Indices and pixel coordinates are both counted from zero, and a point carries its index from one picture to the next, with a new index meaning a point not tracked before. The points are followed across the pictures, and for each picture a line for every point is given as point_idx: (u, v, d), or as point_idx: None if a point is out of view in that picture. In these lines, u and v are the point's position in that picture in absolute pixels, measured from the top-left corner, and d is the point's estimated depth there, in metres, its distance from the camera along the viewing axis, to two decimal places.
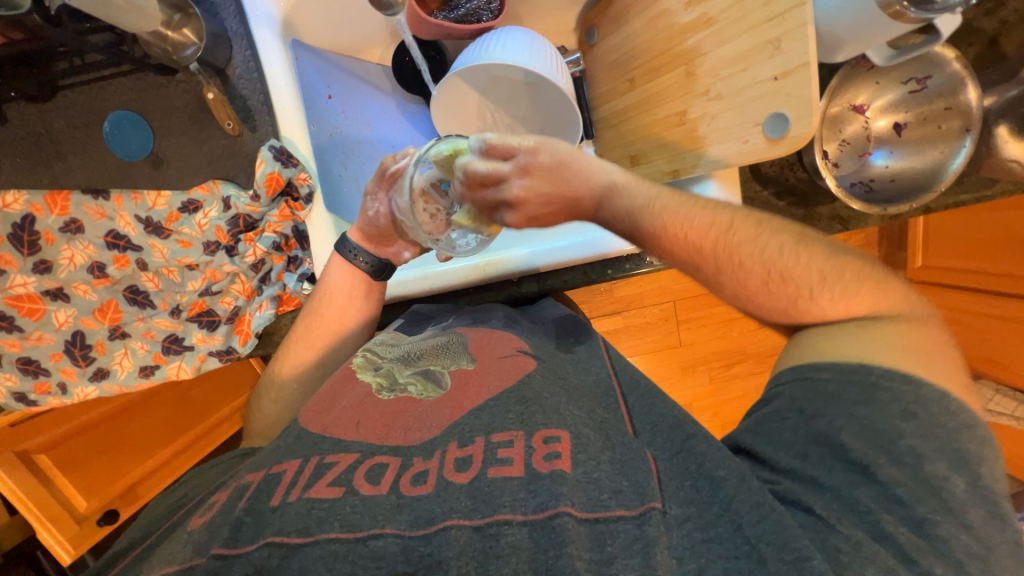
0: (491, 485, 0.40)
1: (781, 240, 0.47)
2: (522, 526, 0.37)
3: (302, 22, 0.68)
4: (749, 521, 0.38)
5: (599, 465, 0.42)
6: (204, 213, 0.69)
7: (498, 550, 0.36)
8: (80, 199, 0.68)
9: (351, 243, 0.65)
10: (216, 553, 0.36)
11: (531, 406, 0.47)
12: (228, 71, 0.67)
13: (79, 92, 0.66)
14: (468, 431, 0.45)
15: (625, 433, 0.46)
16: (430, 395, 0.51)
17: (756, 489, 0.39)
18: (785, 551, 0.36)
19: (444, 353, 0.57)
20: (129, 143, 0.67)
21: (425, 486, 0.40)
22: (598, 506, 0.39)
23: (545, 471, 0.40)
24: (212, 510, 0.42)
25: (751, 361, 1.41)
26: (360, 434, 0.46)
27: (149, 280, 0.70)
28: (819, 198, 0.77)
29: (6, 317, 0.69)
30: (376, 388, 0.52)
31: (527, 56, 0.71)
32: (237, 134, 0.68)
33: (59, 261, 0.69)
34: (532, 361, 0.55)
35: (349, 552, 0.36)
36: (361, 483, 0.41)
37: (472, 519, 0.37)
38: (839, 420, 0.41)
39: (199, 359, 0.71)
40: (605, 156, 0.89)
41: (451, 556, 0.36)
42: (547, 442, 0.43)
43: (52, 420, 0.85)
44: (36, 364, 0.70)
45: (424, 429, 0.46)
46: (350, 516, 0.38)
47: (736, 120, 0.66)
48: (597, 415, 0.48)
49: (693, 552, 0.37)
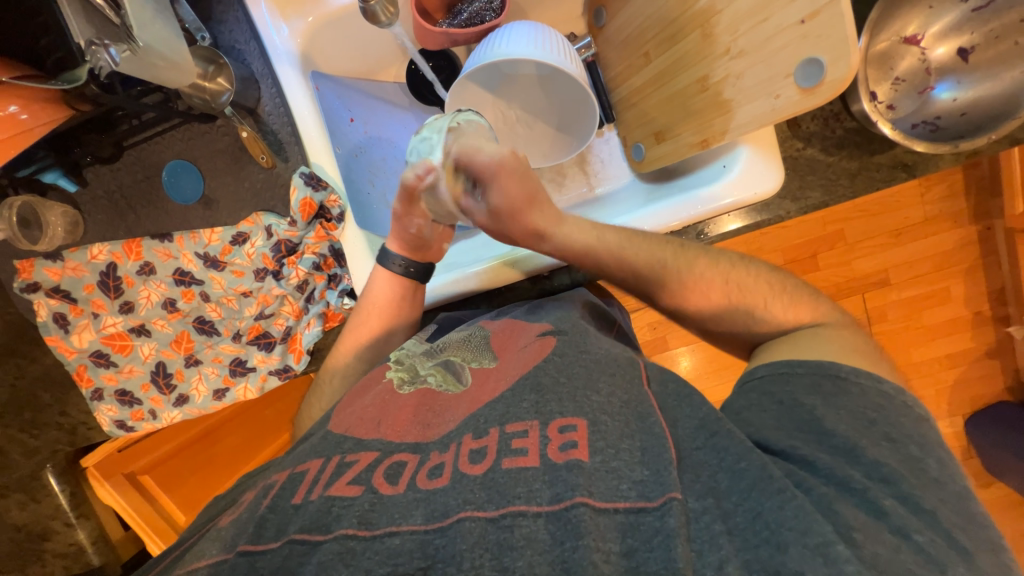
0: (506, 476, 0.40)
1: (729, 251, 0.56)
2: (537, 517, 0.38)
3: (319, 55, 0.74)
4: (771, 508, 0.38)
5: (619, 454, 0.41)
6: (252, 243, 0.75)
7: (512, 541, 0.36)
8: (150, 244, 0.76)
9: (393, 253, 0.68)
10: (242, 550, 0.40)
11: (546, 393, 0.48)
12: (259, 109, 0.72)
13: (141, 150, 0.74)
14: (483, 423, 0.46)
15: (645, 415, 0.45)
16: (449, 388, 0.55)
17: (777, 478, 0.40)
18: (807, 538, 0.36)
19: (467, 347, 0.61)
20: (184, 190, 0.74)
21: (441, 479, 0.41)
22: (618, 496, 0.38)
23: (561, 462, 0.41)
24: (240, 508, 0.46)
25: None
26: (379, 432, 0.48)
27: (212, 310, 0.77)
28: (876, 147, 0.69)
29: (103, 355, 0.79)
30: (398, 383, 0.56)
31: (533, 47, 0.70)
32: (271, 166, 0.73)
33: (139, 300, 0.78)
34: (554, 338, 0.56)
35: (366, 549, 0.37)
36: (380, 482, 0.42)
37: (485, 511, 0.38)
38: (817, 406, 0.46)
39: (261, 379, 0.77)
40: (631, 137, 0.86)
41: (464, 548, 0.36)
42: (562, 432, 0.43)
43: (151, 442, 0.97)
44: (130, 395, 0.80)
45: (442, 425, 0.48)
46: (367, 513, 0.39)
47: (764, 76, 0.61)
48: (618, 398, 0.47)
49: (712, 543, 0.37)
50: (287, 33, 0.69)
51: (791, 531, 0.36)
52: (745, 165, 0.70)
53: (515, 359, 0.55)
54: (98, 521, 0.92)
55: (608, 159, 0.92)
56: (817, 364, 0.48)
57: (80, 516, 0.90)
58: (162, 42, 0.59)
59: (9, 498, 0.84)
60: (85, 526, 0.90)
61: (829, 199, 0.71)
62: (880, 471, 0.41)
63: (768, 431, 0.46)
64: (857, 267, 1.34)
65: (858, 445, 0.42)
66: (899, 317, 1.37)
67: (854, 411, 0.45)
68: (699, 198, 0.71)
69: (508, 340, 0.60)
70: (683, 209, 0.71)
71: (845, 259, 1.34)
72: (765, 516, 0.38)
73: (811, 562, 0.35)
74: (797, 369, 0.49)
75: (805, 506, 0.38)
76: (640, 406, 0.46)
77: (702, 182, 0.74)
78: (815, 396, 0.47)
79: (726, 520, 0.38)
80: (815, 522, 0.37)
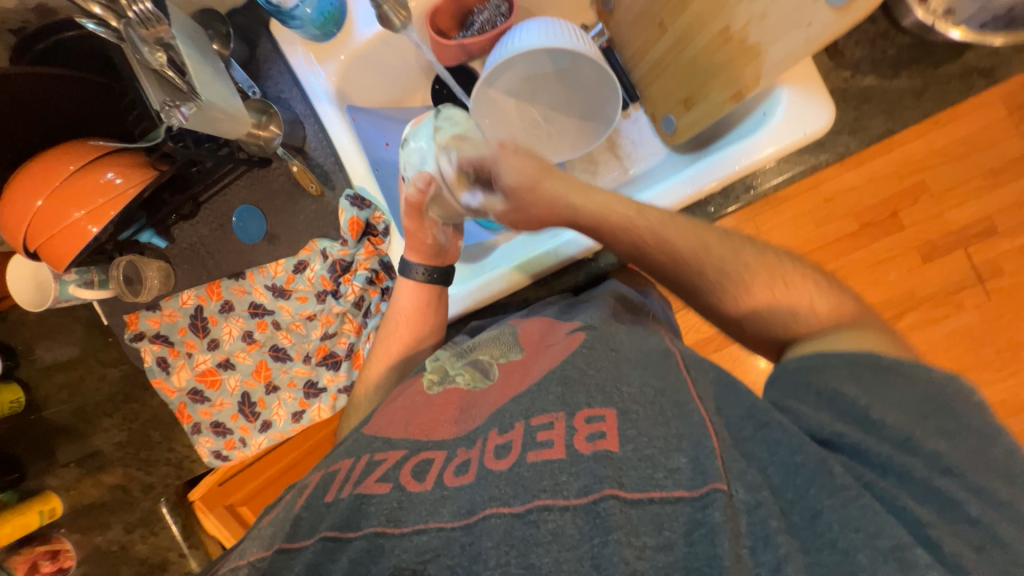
0: (531, 469, 0.43)
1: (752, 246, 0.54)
2: (563, 511, 0.40)
3: (351, 89, 0.81)
4: (832, 508, 0.37)
5: (652, 442, 0.42)
6: (311, 269, 0.80)
7: (537, 538, 0.39)
8: (228, 284, 0.84)
9: (412, 263, 0.72)
10: (279, 548, 0.45)
11: (573, 384, 0.50)
12: (306, 147, 0.80)
13: (215, 202, 0.84)
14: (508, 417, 0.49)
15: (682, 402, 0.46)
16: (476, 384, 0.58)
17: (837, 473, 0.39)
18: (883, 542, 0.35)
19: (496, 344, 0.63)
20: (250, 230, 0.82)
21: (466, 476, 0.45)
22: (652, 485, 0.40)
23: (587, 452, 0.43)
24: (276, 509, 0.51)
25: (926, 305, 1.24)
26: (406, 432, 0.54)
27: (284, 337, 0.84)
28: (940, 59, 0.62)
29: (198, 390, 0.87)
30: (428, 383, 0.61)
31: (545, 37, 0.73)
32: (320, 193, 0.79)
33: (223, 336, 0.86)
34: (583, 333, 0.57)
35: (394, 546, 0.42)
36: (407, 479, 0.47)
37: (511, 506, 0.41)
38: (862, 398, 0.43)
39: (333, 398, 0.83)
40: (659, 111, 0.85)
41: (490, 545, 0.39)
42: (590, 422, 0.45)
43: (244, 477, 1.04)
44: (223, 425, 0.87)
45: (470, 420, 0.53)
46: (395, 511, 0.44)
47: (789, 7, 0.58)
48: (652, 387, 0.48)
49: (769, 542, 0.36)
50: (323, 74, 0.77)
51: (860, 533, 0.36)
52: (789, 106, 0.65)
53: (544, 356, 0.57)
54: (206, 551, 0.99)
55: (639, 139, 0.90)
56: (852, 356, 0.45)
57: (191, 546, 0.98)
58: (221, 98, 0.68)
59: (134, 532, 0.93)
60: (195, 556, 0.97)
61: (894, 125, 0.64)
62: (943, 464, 0.39)
63: (810, 418, 0.44)
64: (952, 219, 1.20)
65: (913, 438, 0.40)
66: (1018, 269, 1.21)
67: (909, 403, 0.42)
68: (742, 150, 0.67)
69: (538, 335, 0.62)
70: (726, 163, 0.67)
71: (936, 212, 1.20)
72: (825, 516, 0.37)
73: (881, 565, 0.34)
74: (834, 364, 0.46)
75: (873, 504, 0.37)
76: (675, 393, 0.47)
77: (743, 134, 0.70)
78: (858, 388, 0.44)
79: (783, 518, 0.38)
80: (888, 523, 0.36)
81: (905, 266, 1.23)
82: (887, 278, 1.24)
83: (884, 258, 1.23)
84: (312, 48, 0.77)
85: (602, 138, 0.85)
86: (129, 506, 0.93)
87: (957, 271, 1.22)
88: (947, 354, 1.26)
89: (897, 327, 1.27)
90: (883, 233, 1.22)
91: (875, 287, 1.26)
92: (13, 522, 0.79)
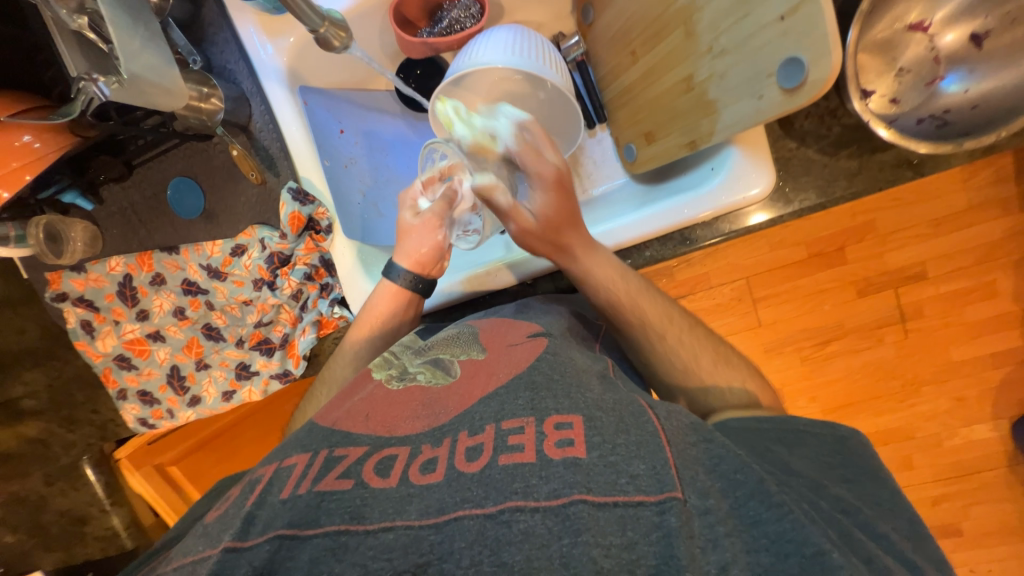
0: (502, 472, 0.46)
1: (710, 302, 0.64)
2: (534, 512, 0.43)
3: (306, 69, 0.76)
4: (770, 520, 0.43)
5: (615, 448, 0.47)
6: (248, 255, 0.78)
7: (509, 536, 0.42)
8: (160, 256, 0.82)
9: (399, 268, 0.73)
10: (227, 546, 0.45)
11: (541, 390, 0.55)
12: (250, 126, 0.76)
13: (147, 168, 0.79)
14: (479, 419, 0.53)
15: (637, 412, 0.52)
16: (437, 381, 0.62)
17: (774, 492, 0.45)
18: (805, 549, 0.41)
19: (456, 343, 0.69)
20: (186, 205, 0.79)
21: (433, 475, 0.48)
22: (616, 490, 0.44)
23: (557, 458, 0.47)
24: (225, 504, 0.51)
25: (852, 337, 1.33)
26: (368, 427, 0.55)
27: (218, 318, 0.83)
28: (878, 145, 0.66)
29: (125, 358, 0.86)
30: (387, 379, 0.63)
31: (509, 54, 0.70)
32: (261, 182, 0.76)
33: (153, 308, 0.84)
34: (544, 339, 0.64)
35: (359, 544, 0.44)
36: (371, 476, 0.49)
37: (484, 508, 0.44)
38: (785, 454, 0.51)
39: (264, 383, 0.82)
40: (623, 137, 0.84)
41: (462, 545, 0.42)
42: (559, 428, 0.50)
43: (173, 438, 1.03)
44: (150, 395, 0.87)
45: (432, 417, 0.55)
46: (360, 508, 0.46)
47: (748, 75, 0.59)
48: (609, 399, 0.54)
49: (717, 544, 0.42)
50: (273, 51, 0.72)
51: (790, 543, 0.41)
52: (734, 167, 0.67)
53: (508, 358, 0.62)
54: (130, 507, 1.04)
55: (600, 160, 0.91)
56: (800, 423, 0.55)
57: (114, 503, 1.02)
58: (152, 70, 0.62)
59: (55, 486, 0.95)
60: (118, 512, 1.03)
61: (826, 201, 0.68)
62: (842, 504, 0.47)
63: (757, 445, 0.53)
64: (890, 260, 1.25)
65: (822, 484, 0.49)
66: (936, 313, 1.29)
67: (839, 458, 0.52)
68: (688, 202, 0.70)
69: (495, 335, 0.68)
70: (669, 214, 0.71)
71: (875, 252, 1.24)
72: (765, 525, 0.43)
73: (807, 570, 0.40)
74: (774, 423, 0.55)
75: (801, 518, 0.43)
76: (631, 405, 0.53)
77: (690, 185, 0.72)
78: (783, 446, 0.53)
79: (732, 523, 0.43)
80: (812, 532, 0.42)
81: (840, 299, 1.29)
82: (822, 308, 1.31)
83: (822, 288, 1.29)
84: (264, 20, 0.72)
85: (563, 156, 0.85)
86: (48, 459, 0.94)
87: (884, 310, 1.30)
88: (866, 380, 1.36)
89: (824, 353, 1.36)
90: (827, 265, 1.26)
91: (811, 316, 1.32)
92: None
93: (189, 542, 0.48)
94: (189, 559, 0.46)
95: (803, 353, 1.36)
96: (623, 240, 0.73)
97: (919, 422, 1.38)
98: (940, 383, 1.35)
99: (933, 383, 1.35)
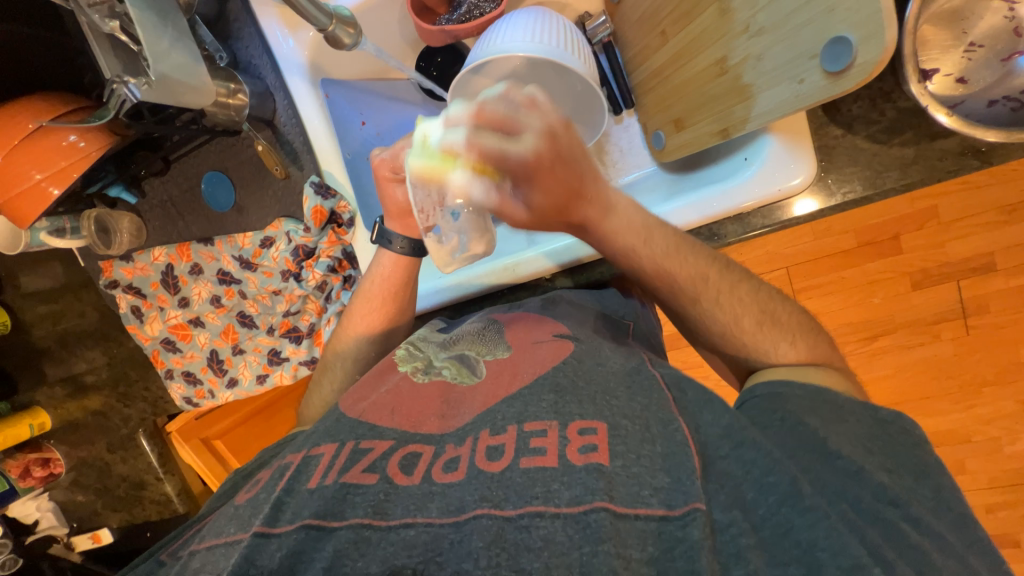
0: (525, 474, 0.43)
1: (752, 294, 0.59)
2: (555, 518, 0.40)
3: (330, 62, 0.75)
4: (802, 527, 0.39)
5: (639, 460, 0.44)
6: (276, 247, 0.81)
7: (530, 541, 0.39)
8: (197, 247, 0.86)
9: (391, 233, 0.70)
10: (258, 531, 0.43)
11: (566, 394, 0.51)
12: (276, 121, 0.77)
13: (183, 163, 0.82)
14: (501, 420, 0.50)
15: (666, 420, 0.48)
16: (463, 379, 0.59)
17: (806, 495, 0.40)
18: (841, 559, 0.37)
19: (480, 340, 0.65)
20: (219, 198, 0.82)
21: (455, 473, 0.45)
22: (639, 502, 0.41)
23: (579, 463, 0.43)
24: (256, 488, 0.52)
25: (904, 332, 1.18)
26: (393, 421, 0.53)
27: (250, 306, 0.87)
28: (938, 131, 0.59)
29: (170, 341, 0.91)
30: (413, 371, 0.62)
31: (529, 39, 0.67)
32: (286, 176, 0.79)
33: (192, 296, 0.89)
34: (571, 343, 0.60)
35: (382, 539, 0.41)
36: (396, 472, 0.47)
37: (503, 510, 0.41)
38: (820, 426, 0.47)
39: (294, 368, 0.86)
40: (651, 124, 0.81)
41: (480, 546, 0.39)
42: (583, 434, 0.46)
43: (218, 413, 1.11)
44: (193, 375, 0.93)
45: (458, 418, 0.53)
46: (383, 503, 0.43)
47: (787, 57, 0.53)
48: (637, 405, 0.50)
49: (739, 557, 0.38)
50: (295, 44, 0.72)
51: None
52: (768, 159, 0.62)
53: (531, 357, 0.59)
54: (181, 477, 1.11)
55: (627, 148, 0.88)
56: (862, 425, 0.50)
57: (167, 472, 1.09)
58: (179, 69, 0.62)
59: (116, 454, 1.05)
60: (171, 480, 1.09)
61: (873, 194, 0.63)
62: (888, 492, 0.43)
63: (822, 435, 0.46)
64: (953, 250, 1.09)
65: (864, 469, 0.44)
66: (1005, 309, 1.13)
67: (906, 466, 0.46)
68: (715, 195, 0.65)
69: (521, 332, 0.65)
70: (698, 206, 0.66)
71: (936, 240, 1.09)
72: (795, 535, 0.39)
73: None
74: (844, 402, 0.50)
75: (840, 526, 0.39)
76: (660, 410, 0.49)
77: (721, 176, 0.68)
78: (817, 418, 0.48)
79: (754, 534, 0.40)
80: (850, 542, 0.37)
81: (892, 291, 1.15)
82: (873, 300, 1.16)
83: (874, 279, 1.14)
84: (285, 13, 0.71)
85: (588, 144, 0.82)
86: (108, 430, 1.03)
87: (944, 303, 1.14)
88: (917, 379, 1.21)
89: (869, 349, 1.21)
90: (878, 254, 1.12)
91: (857, 309, 1.18)
92: (7, 431, 0.89)
93: (218, 522, 0.50)
94: (217, 541, 0.46)
95: (848, 347, 1.21)
96: None
97: (978, 426, 1.22)
98: (1005, 383, 1.18)
99: (994, 385, 1.19)
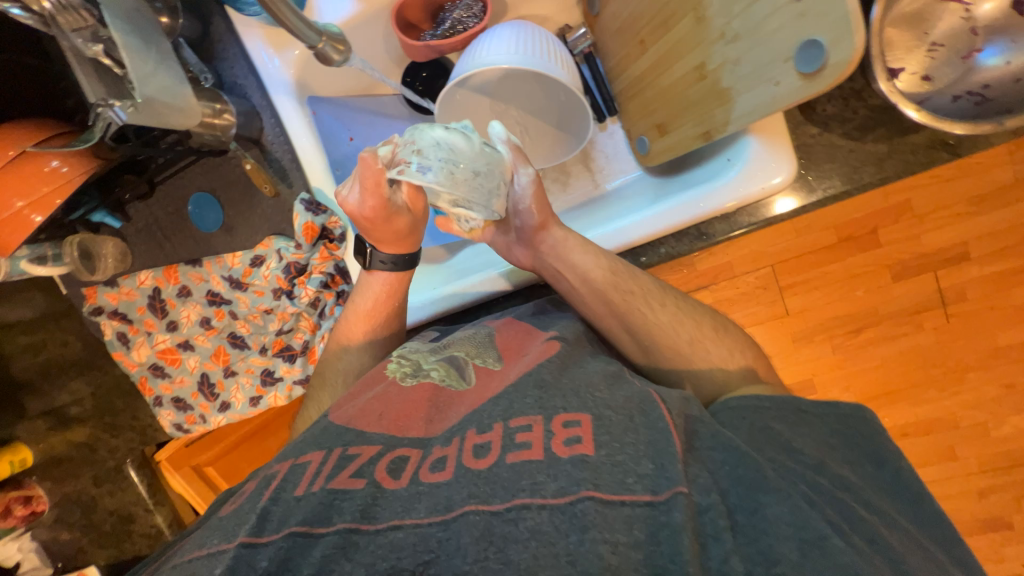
0: (511, 469, 0.43)
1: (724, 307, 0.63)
2: (541, 509, 0.40)
3: (315, 81, 0.77)
4: (768, 501, 0.40)
5: (624, 448, 0.44)
6: (267, 266, 0.82)
7: (517, 534, 0.39)
8: (185, 270, 0.85)
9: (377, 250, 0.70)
10: (243, 542, 0.41)
11: (549, 389, 0.51)
12: (263, 139, 0.78)
13: (169, 186, 0.81)
14: (487, 418, 0.49)
15: (648, 409, 0.48)
16: (452, 383, 0.58)
17: (769, 478, 0.41)
18: (802, 531, 0.38)
19: (472, 345, 0.64)
20: (206, 218, 0.81)
21: (443, 472, 0.45)
22: (624, 489, 0.41)
23: (564, 456, 0.43)
24: (240, 498, 0.50)
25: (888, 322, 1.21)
26: (381, 426, 0.53)
27: (242, 326, 0.87)
28: (908, 126, 0.63)
29: (158, 367, 0.89)
30: (401, 376, 0.60)
31: (514, 51, 0.69)
32: (275, 194, 0.79)
33: (181, 319, 0.88)
34: (558, 341, 0.60)
35: (369, 543, 0.40)
36: (383, 476, 0.46)
37: (490, 505, 0.40)
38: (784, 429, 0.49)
39: (288, 388, 0.85)
40: (635, 129, 0.83)
41: (468, 541, 0.39)
42: (566, 426, 0.46)
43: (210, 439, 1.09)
44: (184, 401, 0.90)
45: (445, 420, 0.54)
46: (370, 507, 0.43)
47: (763, 60, 0.55)
48: (621, 395, 0.50)
49: (717, 540, 0.38)
50: (280, 63, 0.73)
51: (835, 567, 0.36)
52: (751, 158, 0.64)
53: (520, 359, 0.59)
54: (172, 506, 1.09)
55: (613, 154, 0.90)
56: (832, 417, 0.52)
57: (157, 502, 1.07)
58: (165, 92, 0.62)
59: (103, 487, 1.01)
60: (161, 511, 1.08)
61: (851, 188, 0.65)
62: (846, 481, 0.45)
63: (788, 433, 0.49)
64: (928, 241, 1.13)
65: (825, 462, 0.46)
66: (980, 296, 1.17)
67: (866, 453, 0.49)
68: (701, 195, 0.67)
69: (511, 343, 0.64)
70: (684, 208, 0.67)
71: (912, 232, 1.13)
72: (763, 510, 0.39)
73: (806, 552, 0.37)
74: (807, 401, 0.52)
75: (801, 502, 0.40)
76: (642, 401, 0.49)
77: (705, 178, 0.70)
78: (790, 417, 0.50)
79: (727, 516, 0.40)
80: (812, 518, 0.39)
81: (873, 283, 1.18)
82: (855, 293, 1.19)
83: (855, 272, 1.18)
84: (269, 32, 0.72)
85: (573, 153, 0.83)
86: (94, 462, 1.00)
87: (922, 293, 1.18)
88: (901, 369, 1.24)
89: (854, 342, 1.24)
90: (858, 248, 1.15)
91: (841, 301, 1.21)
92: None
93: (200, 535, 0.48)
94: (196, 553, 0.43)
95: (834, 341, 1.24)
96: (604, 247, 0.71)
97: (962, 411, 1.25)
98: (987, 368, 1.22)
99: (977, 369, 1.22)
